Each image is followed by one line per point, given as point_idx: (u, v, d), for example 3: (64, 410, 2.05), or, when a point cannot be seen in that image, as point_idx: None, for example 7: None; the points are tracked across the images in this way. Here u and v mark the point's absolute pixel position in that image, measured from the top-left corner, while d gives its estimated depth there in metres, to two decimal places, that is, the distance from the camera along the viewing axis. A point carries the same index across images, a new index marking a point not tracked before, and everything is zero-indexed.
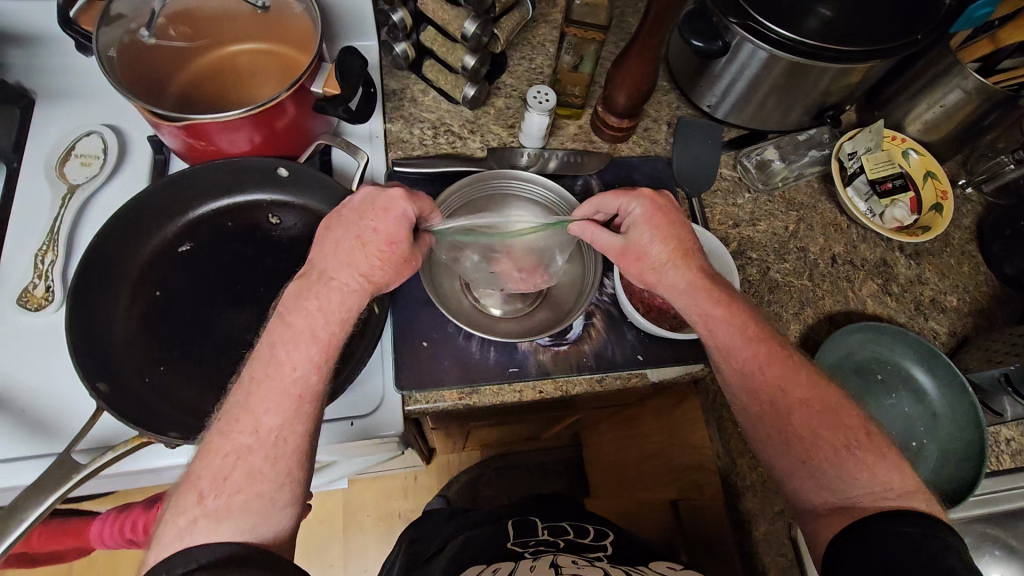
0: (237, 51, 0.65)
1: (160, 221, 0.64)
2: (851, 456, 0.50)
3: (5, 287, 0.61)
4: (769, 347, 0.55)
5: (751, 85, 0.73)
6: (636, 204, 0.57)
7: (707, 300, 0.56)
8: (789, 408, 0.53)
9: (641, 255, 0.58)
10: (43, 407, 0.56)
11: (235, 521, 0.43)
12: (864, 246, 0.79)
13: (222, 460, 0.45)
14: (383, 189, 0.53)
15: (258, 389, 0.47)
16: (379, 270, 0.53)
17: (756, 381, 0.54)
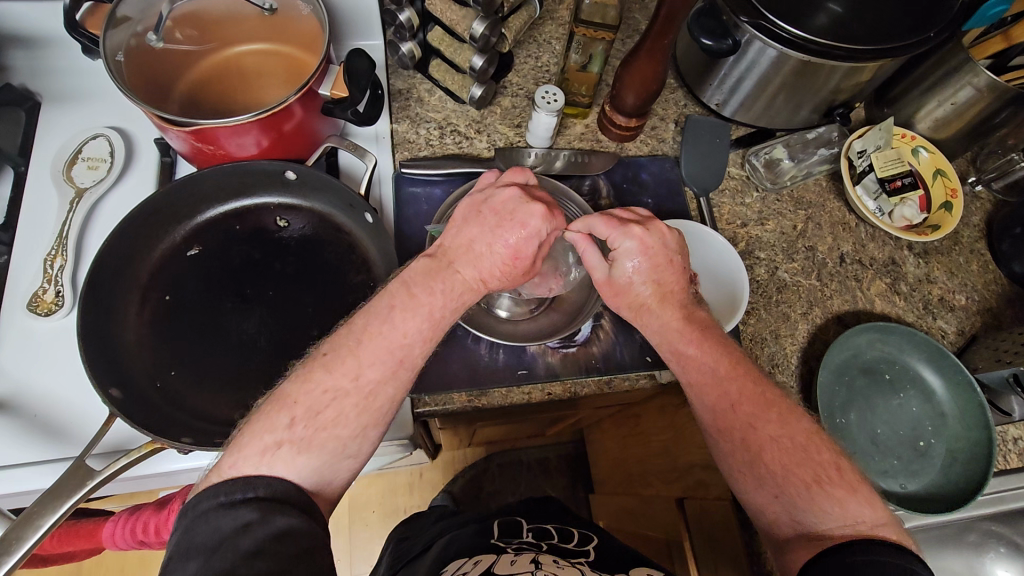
0: (243, 51, 0.64)
1: (169, 225, 0.64)
2: (817, 492, 0.49)
3: (15, 292, 0.61)
4: (744, 381, 0.55)
5: (761, 83, 0.72)
6: (631, 239, 0.55)
7: (679, 340, 0.57)
8: (760, 443, 0.52)
9: (620, 292, 0.58)
10: (55, 412, 0.57)
11: (312, 457, 0.43)
12: (872, 245, 0.78)
13: (318, 394, 0.45)
14: (526, 200, 0.53)
15: (358, 352, 0.47)
16: (499, 278, 0.53)
17: (728, 416, 0.54)
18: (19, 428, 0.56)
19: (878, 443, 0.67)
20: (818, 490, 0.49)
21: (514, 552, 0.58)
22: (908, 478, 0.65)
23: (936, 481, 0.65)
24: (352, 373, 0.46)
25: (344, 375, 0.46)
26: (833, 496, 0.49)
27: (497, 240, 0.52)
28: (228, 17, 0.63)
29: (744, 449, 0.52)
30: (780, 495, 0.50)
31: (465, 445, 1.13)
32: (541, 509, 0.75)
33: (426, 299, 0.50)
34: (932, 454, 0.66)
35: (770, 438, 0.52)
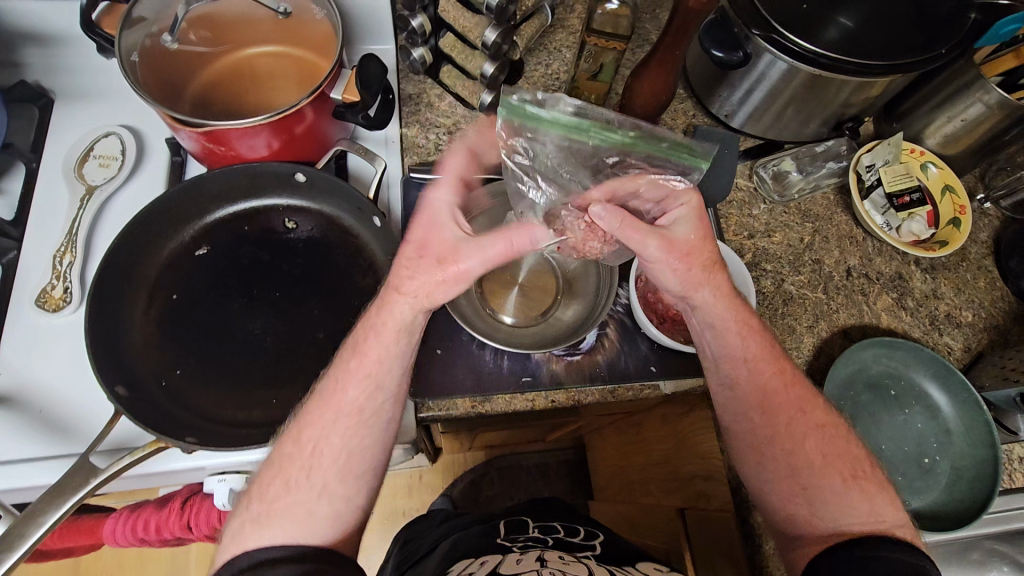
0: (255, 54, 0.65)
1: (177, 226, 0.64)
2: (853, 485, 0.52)
3: (25, 288, 0.61)
4: (784, 369, 0.57)
5: (770, 95, 0.72)
6: (687, 194, 0.54)
7: (735, 314, 0.57)
8: (803, 432, 0.54)
9: (690, 251, 0.54)
10: (60, 408, 0.57)
11: (281, 526, 0.46)
12: (880, 259, 0.78)
13: (286, 460, 0.49)
14: (440, 197, 0.52)
15: (304, 425, 0.49)
16: (437, 288, 0.50)
17: (770, 402, 0.55)
18: (24, 423, 0.56)
19: (882, 459, 0.67)
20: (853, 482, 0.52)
21: (520, 548, 0.59)
22: (912, 494, 0.65)
23: (940, 498, 0.64)
24: (312, 444, 0.49)
25: (303, 449, 0.49)
26: (862, 488, 0.52)
27: (426, 254, 0.50)
28: (242, 20, 0.63)
29: (760, 451, 0.54)
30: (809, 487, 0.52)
31: (466, 449, 1.13)
32: (546, 508, 0.76)
33: (372, 348, 0.50)
34: (936, 471, 0.65)
35: (816, 429, 0.54)
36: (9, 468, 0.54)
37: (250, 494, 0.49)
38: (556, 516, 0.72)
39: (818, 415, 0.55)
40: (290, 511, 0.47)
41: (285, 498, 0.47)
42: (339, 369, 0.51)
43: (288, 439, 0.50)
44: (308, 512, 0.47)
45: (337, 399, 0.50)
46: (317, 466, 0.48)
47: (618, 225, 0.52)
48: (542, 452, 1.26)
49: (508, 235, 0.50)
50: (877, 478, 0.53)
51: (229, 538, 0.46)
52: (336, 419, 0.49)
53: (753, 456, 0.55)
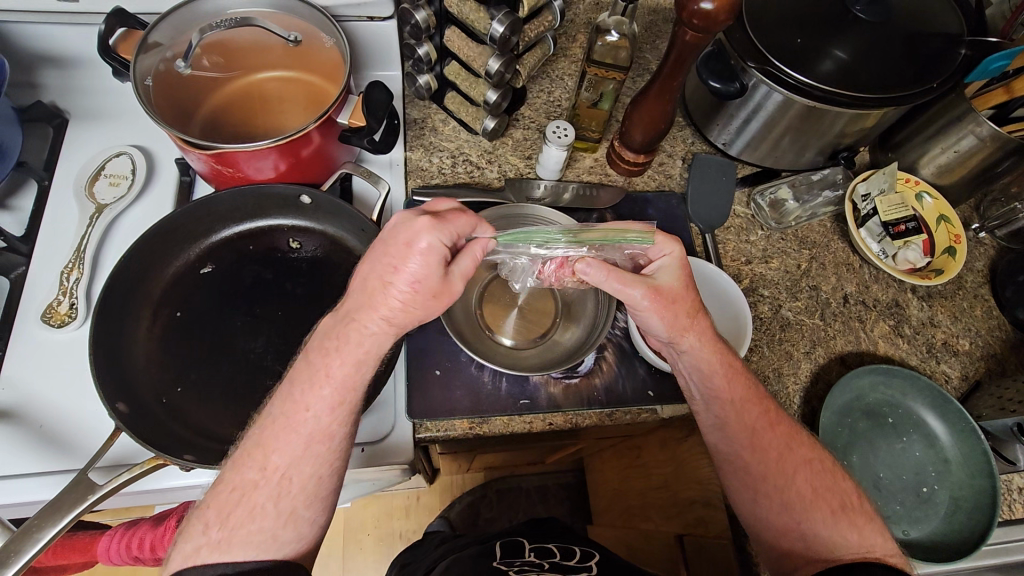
0: (265, 78, 0.67)
1: (183, 243, 0.65)
2: (841, 518, 0.52)
3: (31, 304, 0.62)
4: (767, 408, 0.57)
5: (766, 126, 0.74)
6: (667, 246, 0.55)
7: (720, 358, 0.57)
8: (794, 467, 0.54)
9: (676, 299, 0.55)
10: (59, 424, 0.57)
11: (241, 552, 0.44)
12: (876, 286, 0.79)
13: (230, 493, 0.46)
14: (407, 221, 0.48)
15: (269, 434, 0.47)
16: (405, 315, 0.48)
17: (759, 439, 0.55)
18: (23, 437, 0.56)
19: (880, 487, 0.67)
20: (841, 516, 0.52)
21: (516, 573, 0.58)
22: (911, 524, 0.65)
23: (939, 528, 0.64)
24: (261, 464, 0.46)
25: (254, 470, 0.46)
26: (848, 521, 0.52)
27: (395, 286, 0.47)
28: (254, 46, 0.66)
29: (762, 469, 0.54)
30: (803, 522, 0.52)
31: (464, 470, 1.12)
32: (544, 528, 0.75)
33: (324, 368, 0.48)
34: (935, 500, 0.65)
35: (805, 464, 0.55)
36: (9, 481, 0.54)
37: (193, 521, 0.46)
38: (553, 537, 0.72)
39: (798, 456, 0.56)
40: (253, 538, 0.44)
41: (248, 524, 0.45)
42: (301, 388, 0.48)
43: (251, 464, 0.46)
44: (273, 537, 0.45)
45: (304, 424, 0.47)
46: (286, 493, 0.46)
47: (604, 277, 0.54)
48: (542, 475, 1.25)
49: (471, 250, 0.50)
50: (862, 510, 0.53)
51: (180, 563, 0.43)
52: (307, 449, 0.47)
53: (745, 484, 0.55)
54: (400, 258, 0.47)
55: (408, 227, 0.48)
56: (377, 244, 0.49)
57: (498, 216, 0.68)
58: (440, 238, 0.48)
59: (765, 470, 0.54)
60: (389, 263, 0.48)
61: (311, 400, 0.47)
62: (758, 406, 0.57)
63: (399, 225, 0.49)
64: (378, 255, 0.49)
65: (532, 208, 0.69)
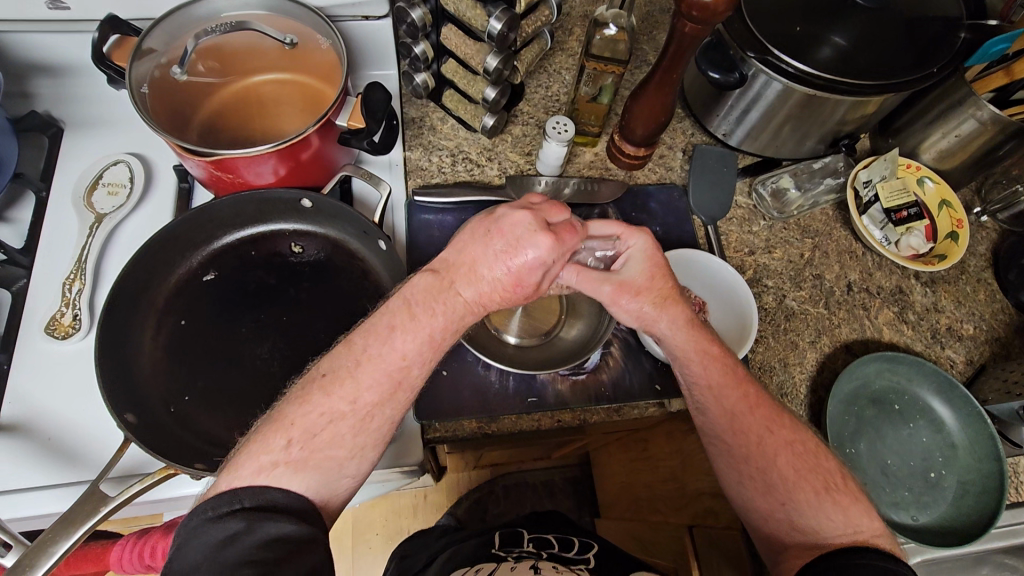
0: (260, 82, 0.66)
1: (185, 251, 0.64)
2: (826, 498, 0.52)
3: (35, 316, 0.62)
4: (748, 391, 0.57)
5: (765, 115, 0.74)
6: (631, 239, 0.57)
7: (696, 343, 0.57)
8: (775, 450, 0.54)
9: (641, 290, 0.56)
10: (69, 436, 0.57)
11: (307, 478, 0.43)
12: (880, 273, 0.79)
13: (316, 416, 0.45)
14: (534, 227, 0.49)
15: (365, 365, 0.47)
16: (496, 302, 0.50)
17: (757, 423, 0.55)
18: (31, 450, 0.56)
19: (887, 474, 0.67)
20: (826, 495, 0.52)
21: (514, 559, 0.59)
22: (920, 510, 0.65)
23: (947, 513, 0.64)
24: (349, 397, 0.46)
25: (341, 399, 0.46)
26: (837, 501, 0.52)
27: (493, 269, 0.49)
28: (249, 51, 0.65)
29: (743, 450, 0.55)
30: (788, 502, 0.52)
31: (471, 467, 1.13)
32: (544, 520, 0.76)
33: (426, 320, 0.48)
34: (943, 485, 0.65)
35: (809, 453, 0.54)
36: (20, 494, 0.54)
37: (265, 435, 0.45)
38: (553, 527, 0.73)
39: (804, 440, 0.55)
40: (325, 466, 0.44)
41: (326, 450, 0.44)
42: (403, 335, 0.47)
43: (342, 394, 0.46)
44: (339, 468, 0.45)
45: (396, 368, 0.47)
46: (365, 428, 0.46)
47: (576, 280, 0.56)
48: (548, 470, 1.26)
49: (564, 263, 0.52)
50: (852, 490, 0.53)
51: (250, 472, 0.42)
52: (393, 395, 0.47)
53: (755, 476, 0.54)
54: (515, 260, 0.48)
55: (530, 236, 0.49)
56: (495, 232, 0.49)
57: None
58: (553, 254, 0.49)
59: (775, 462, 0.54)
60: (503, 259, 0.49)
61: (410, 349, 0.47)
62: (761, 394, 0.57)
63: (521, 226, 0.49)
64: (489, 249, 0.49)
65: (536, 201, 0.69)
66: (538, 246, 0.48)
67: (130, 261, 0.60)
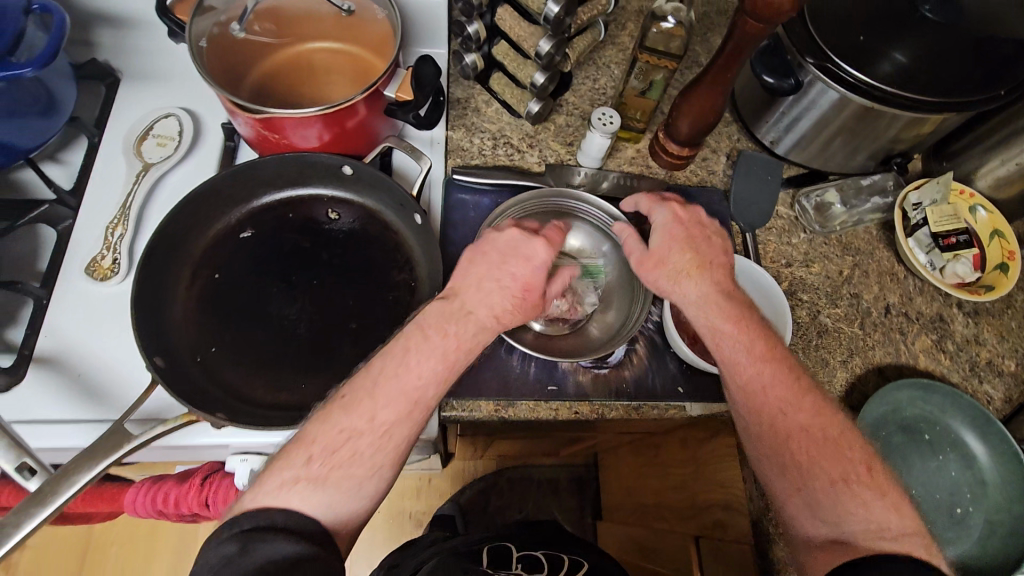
0: (314, 48, 0.67)
1: (226, 207, 0.65)
2: (844, 489, 0.47)
3: (77, 256, 0.63)
4: (766, 370, 0.52)
5: (817, 126, 0.72)
6: (657, 215, 0.61)
7: (707, 317, 0.55)
8: (805, 439, 0.50)
9: (657, 261, 0.58)
10: (98, 374, 0.58)
11: (328, 494, 0.43)
12: (921, 299, 0.76)
13: (335, 433, 0.45)
14: (528, 236, 0.55)
15: (384, 384, 0.47)
16: (510, 313, 0.53)
17: (771, 404, 0.51)
18: (62, 384, 0.57)
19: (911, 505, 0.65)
20: (844, 487, 0.47)
21: None
22: (941, 546, 0.62)
23: (971, 552, 0.62)
24: (368, 414, 0.46)
25: (360, 417, 0.46)
26: (858, 494, 0.47)
27: (504, 273, 0.53)
28: (307, 16, 0.65)
29: (757, 431, 0.52)
30: (804, 488, 0.49)
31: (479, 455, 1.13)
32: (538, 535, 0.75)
33: (439, 342, 0.49)
34: (969, 523, 0.63)
35: (834, 440, 0.49)
36: (47, 424, 0.55)
37: (287, 452, 0.45)
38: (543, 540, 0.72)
39: (830, 427, 0.50)
40: (345, 482, 0.44)
41: (346, 467, 0.44)
42: (417, 356, 0.48)
43: (361, 412, 0.46)
44: (357, 487, 0.44)
45: (413, 387, 0.47)
46: (383, 447, 0.46)
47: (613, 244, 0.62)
48: (557, 468, 1.27)
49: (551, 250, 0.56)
50: (878, 482, 0.48)
51: (270, 489, 0.42)
52: (408, 414, 0.47)
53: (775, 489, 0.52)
54: (519, 268, 0.54)
55: (527, 244, 0.55)
56: (487, 250, 0.55)
57: (536, 198, 0.68)
58: (542, 252, 0.55)
59: None
60: (507, 267, 0.54)
61: (424, 370, 0.48)
62: (794, 375, 0.52)
63: (518, 241, 0.55)
64: (493, 264, 0.54)
65: (574, 192, 0.69)
66: (534, 249, 0.55)
67: (173, 210, 0.62)
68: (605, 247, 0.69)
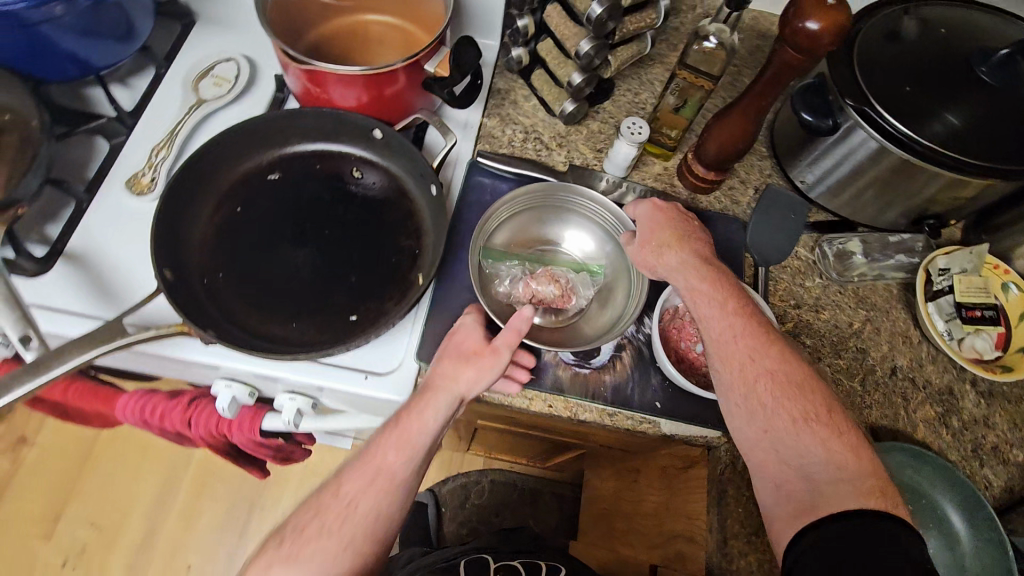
0: (372, 20, 0.72)
1: (260, 148, 0.69)
2: (804, 427, 0.52)
3: (121, 169, 0.69)
4: (736, 323, 0.58)
5: (853, 173, 0.71)
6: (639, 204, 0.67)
7: (688, 282, 0.61)
8: (776, 392, 0.54)
9: (646, 238, 0.64)
10: (113, 277, 0.63)
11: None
12: (932, 368, 0.73)
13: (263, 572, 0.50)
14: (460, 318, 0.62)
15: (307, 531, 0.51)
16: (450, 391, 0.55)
17: (739, 352, 0.56)
18: (81, 279, 0.62)
19: None
20: (803, 425, 0.52)
21: None
22: None
23: None
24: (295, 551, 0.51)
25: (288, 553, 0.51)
26: (816, 431, 0.52)
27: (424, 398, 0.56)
28: None
29: (729, 382, 0.56)
30: (770, 429, 0.53)
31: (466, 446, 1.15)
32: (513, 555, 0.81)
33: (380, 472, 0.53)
34: None
35: (795, 386, 0.54)
36: (58, 312, 0.60)
37: None
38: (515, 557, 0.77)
39: (796, 379, 0.55)
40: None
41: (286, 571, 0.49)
42: (356, 482, 0.53)
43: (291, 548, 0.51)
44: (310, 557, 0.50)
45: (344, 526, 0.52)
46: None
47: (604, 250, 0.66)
48: (538, 479, 1.27)
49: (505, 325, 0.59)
50: (835, 422, 0.53)
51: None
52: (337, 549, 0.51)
53: None
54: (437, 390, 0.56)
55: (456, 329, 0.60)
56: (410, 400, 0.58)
57: (541, 190, 0.69)
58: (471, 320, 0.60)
59: None
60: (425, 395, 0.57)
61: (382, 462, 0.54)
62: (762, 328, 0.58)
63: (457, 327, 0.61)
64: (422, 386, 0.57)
65: (573, 188, 0.70)
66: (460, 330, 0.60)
67: (211, 141, 0.66)
68: (609, 248, 0.71)
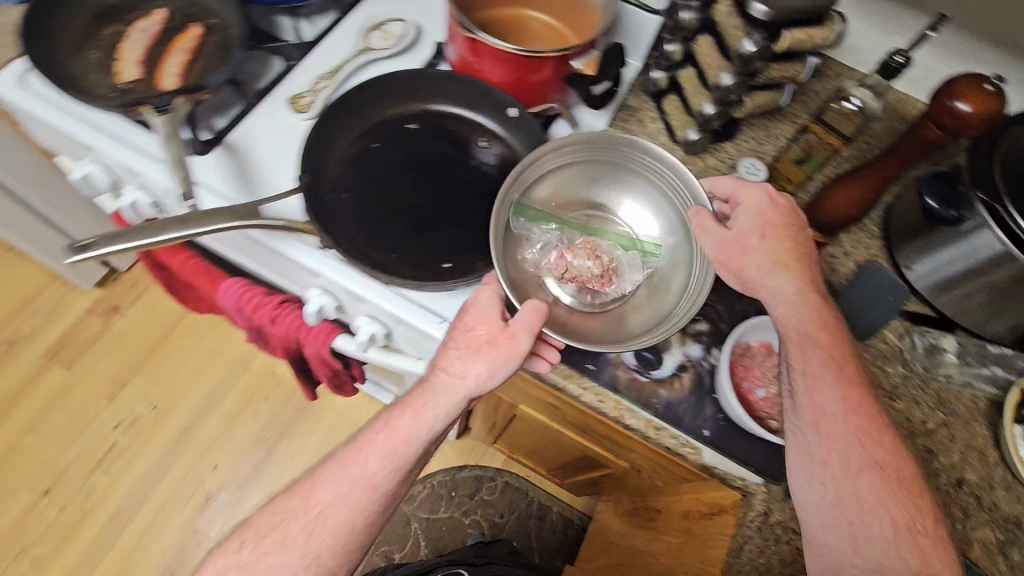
0: (533, 16, 0.80)
1: (404, 98, 0.76)
2: (903, 533, 0.56)
3: (287, 87, 0.78)
4: (846, 388, 0.60)
5: (970, 273, 0.67)
6: (753, 194, 0.66)
7: (805, 326, 0.62)
8: (859, 462, 0.58)
9: (746, 238, 0.64)
10: (257, 172, 0.71)
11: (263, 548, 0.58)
12: (1003, 493, 0.68)
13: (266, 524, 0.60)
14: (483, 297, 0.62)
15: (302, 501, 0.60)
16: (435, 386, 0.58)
17: (847, 429, 0.59)
18: (231, 166, 0.71)
19: None
20: (904, 533, 0.56)
21: None
22: None
23: None
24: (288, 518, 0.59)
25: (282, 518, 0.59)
26: (916, 541, 0.56)
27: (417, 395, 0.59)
28: None
29: (824, 453, 0.58)
30: (856, 522, 0.57)
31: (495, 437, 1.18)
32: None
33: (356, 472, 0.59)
34: None
35: (892, 478, 0.58)
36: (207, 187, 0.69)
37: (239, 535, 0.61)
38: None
39: (891, 468, 0.58)
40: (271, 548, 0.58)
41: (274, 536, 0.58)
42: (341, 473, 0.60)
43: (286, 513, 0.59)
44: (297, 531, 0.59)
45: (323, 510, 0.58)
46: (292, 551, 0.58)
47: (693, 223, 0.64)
48: None
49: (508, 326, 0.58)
50: (935, 531, 0.57)
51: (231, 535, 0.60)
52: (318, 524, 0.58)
53: None
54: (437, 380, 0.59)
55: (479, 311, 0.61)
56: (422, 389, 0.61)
57: (592, 142, 0.67)
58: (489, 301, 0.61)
59: None
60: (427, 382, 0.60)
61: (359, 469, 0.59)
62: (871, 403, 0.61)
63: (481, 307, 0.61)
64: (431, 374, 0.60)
65: (631, 142, 0.67)
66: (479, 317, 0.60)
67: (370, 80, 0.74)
68: (674, 235, 0.69)
